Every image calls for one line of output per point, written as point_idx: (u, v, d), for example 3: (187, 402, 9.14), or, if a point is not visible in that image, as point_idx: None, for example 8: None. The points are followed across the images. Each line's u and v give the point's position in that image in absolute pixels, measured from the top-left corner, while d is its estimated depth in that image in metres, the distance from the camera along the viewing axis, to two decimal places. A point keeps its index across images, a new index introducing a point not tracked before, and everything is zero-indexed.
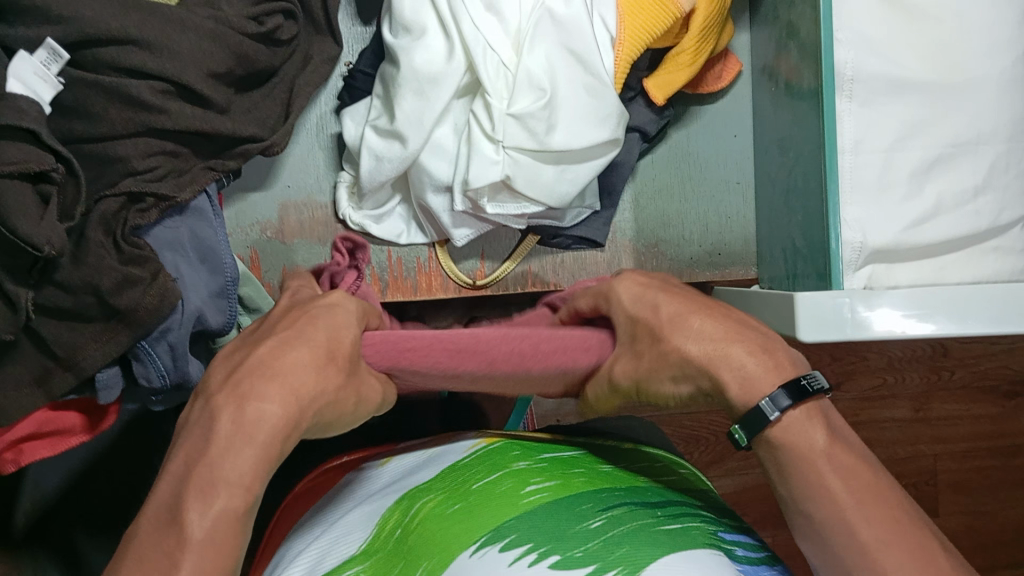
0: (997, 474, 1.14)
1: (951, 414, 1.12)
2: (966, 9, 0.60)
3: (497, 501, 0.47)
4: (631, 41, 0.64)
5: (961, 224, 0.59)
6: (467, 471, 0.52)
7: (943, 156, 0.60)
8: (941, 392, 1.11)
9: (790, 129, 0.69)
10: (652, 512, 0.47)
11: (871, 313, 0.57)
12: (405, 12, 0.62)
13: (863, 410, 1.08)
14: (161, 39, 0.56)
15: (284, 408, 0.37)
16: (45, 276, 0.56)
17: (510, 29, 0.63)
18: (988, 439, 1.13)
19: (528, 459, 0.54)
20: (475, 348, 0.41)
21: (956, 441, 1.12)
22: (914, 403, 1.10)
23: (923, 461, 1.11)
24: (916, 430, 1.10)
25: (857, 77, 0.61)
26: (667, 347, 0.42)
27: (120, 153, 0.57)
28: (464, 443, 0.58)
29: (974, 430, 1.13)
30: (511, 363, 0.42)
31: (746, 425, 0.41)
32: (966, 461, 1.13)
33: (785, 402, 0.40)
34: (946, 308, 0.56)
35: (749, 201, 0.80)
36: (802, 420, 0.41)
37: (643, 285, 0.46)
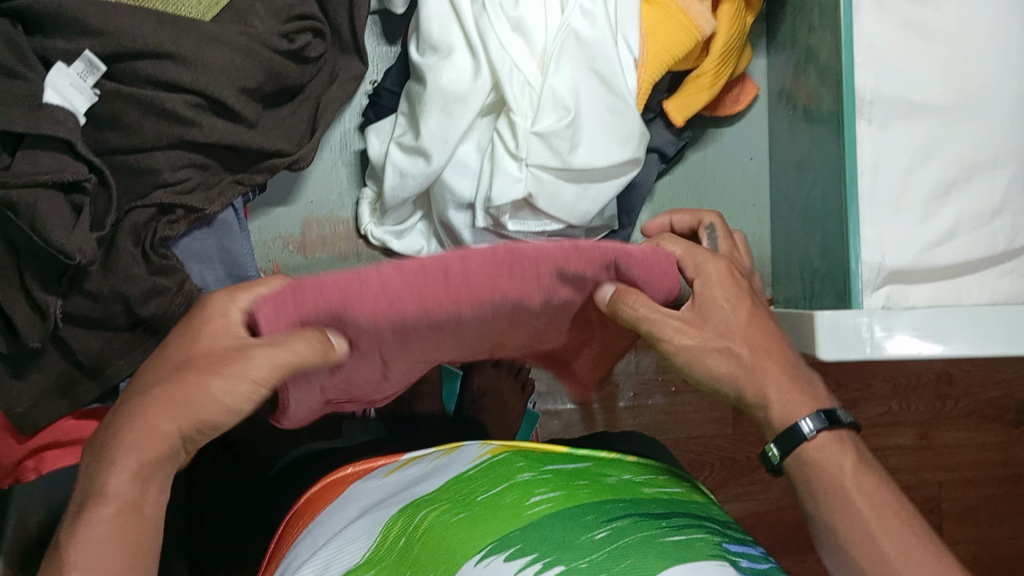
0: (1003, 503, 1.14)
1: (957, 442, 1.12)
2: (984, 37, 0.61)
3: (502, 512, 0.48)
4: (653, 62, 0.65)
5: (976, 247, 0.61)
6: (473, 483, 0.53)
7: (962, 180, 0.61)
8: (946, 419, 1.11)
9: (807, 152, 0.70)
10: (656, 523, 0.47)
11: (887, 336, 0.57)
12: (433, 31, 0.63)
13: (868, 436, 1.09)
14: (194, 53, 0.57)
15: (152, 422, 0.42)
16: (74, 284, 0.56)
17: (536, 50, 0.64)
18: (994, 469, 1.14)
19: (533, 471, 0.54)
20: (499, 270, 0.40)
21: (962, 469, 1.13)
22: (919, 430, 1.10)
23: (928, 489, 1.12)
24: (921, 456, 1.11)
25: (875, 100, 0.62)
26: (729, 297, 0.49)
27: (152, 165, 0.58)
28: (469, 454, 0.58)
29: (980, 458, 1.13)
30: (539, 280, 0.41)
31: (782, 441, 0.50)
32: (971, 490, 1.13)
33: (820, 423, 0.49)
34: (961, 328, 0.57)
35: (765, 222, 0.80)
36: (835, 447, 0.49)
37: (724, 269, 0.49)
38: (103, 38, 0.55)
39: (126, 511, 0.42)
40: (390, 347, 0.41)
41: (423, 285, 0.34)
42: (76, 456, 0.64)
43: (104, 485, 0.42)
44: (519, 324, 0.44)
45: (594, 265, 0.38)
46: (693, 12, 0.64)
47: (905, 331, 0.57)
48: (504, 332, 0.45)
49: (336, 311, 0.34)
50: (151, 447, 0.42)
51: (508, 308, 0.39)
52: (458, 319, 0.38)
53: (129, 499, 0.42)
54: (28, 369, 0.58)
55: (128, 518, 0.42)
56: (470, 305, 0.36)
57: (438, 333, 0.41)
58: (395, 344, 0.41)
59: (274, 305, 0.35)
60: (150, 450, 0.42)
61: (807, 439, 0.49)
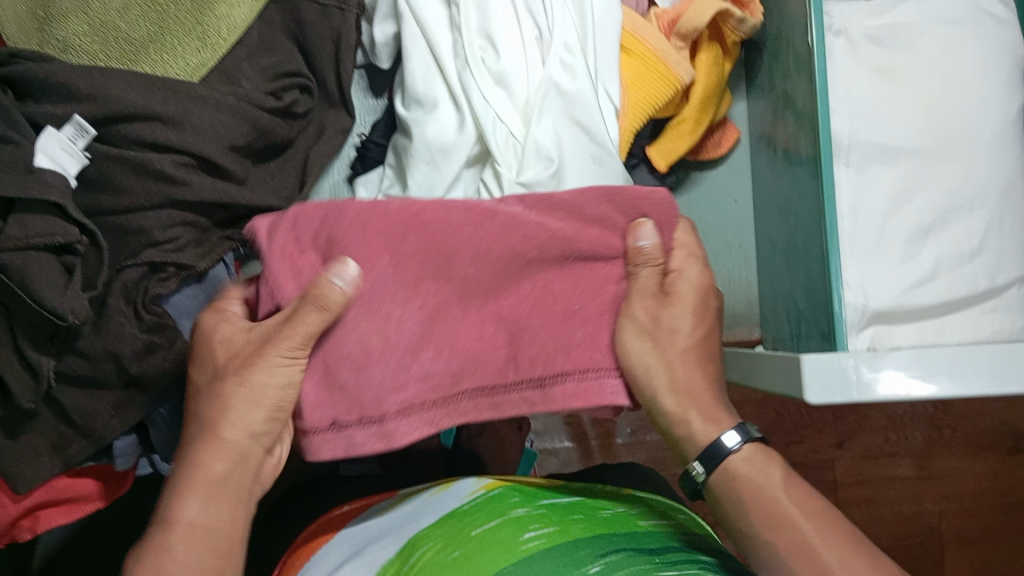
0: (1003, 530, 1.21)
1: (955, 470, 1.20)
2: (956, 83, 0.64)
3: (497, 548, 0.52)
4: (634, 110, 0.66)
5: (959, 286, 0.62)
6: (467, 518, 0.55)
7: (939, 221, 0.62)
8: (943, 448, 1.19)
9: (789, 195, 0.71)
10: (650, 559, 0.51)
11: (876, 374, 0.58)
12: (417, 86, 0.65)
13: (866, 468, 1.17)
14: (182, 113, 0.59)
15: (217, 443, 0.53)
16: (67, 343, 0.57)
17: (518, 102, 0.64)
18: (995, 497, 1.21)
19: (527, 505, 0.56)
20: (523, 247, 0.52)
21: (961, 498, 1.20)
22: (917, 460, 1.18)
23: (928, 518, 1.18)
24: (921, 487, 1.18)
25: (852, 145, 0.64)
26: (690, 290, 0.56)
27: (142, 225, 0.58)
28: (463, 488, 0.59)
29: (979, 486, 1.20)
30: (546, 248, 0.52)
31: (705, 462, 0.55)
32: (974, 518, 1.20)
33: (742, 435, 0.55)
34: (947, 370, 0.57)
35: (751, 263, 0.81)
36: (755, 464, 0.55)
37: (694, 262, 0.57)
38: (91, 102, 0.56)
39: (195, 534, 0.52)
40: (394, 278, 0.51)
41: (409, 202, 0.51)
42: (70, 515, 0.66)
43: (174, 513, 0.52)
44: (536, 274, 0.53)
45: (587, 200, 0.52)
46: (672, 62, 0.65)
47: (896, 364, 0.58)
48: (519, 291, 0.53)
49: (333, 219, 0.50)
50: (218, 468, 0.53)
51: (505, 231, 0.51)
52: (449, 232, 0.51)
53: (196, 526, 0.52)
54: (21, 429, 0.59)
55: (196, 539, 0.52)
56: (456, 215, 0.51)
57: (442, 255, 0.51)
58: (398, 273, 0.51)
59: (273, 230, 0.51)
60: (213, 470, 0.53)
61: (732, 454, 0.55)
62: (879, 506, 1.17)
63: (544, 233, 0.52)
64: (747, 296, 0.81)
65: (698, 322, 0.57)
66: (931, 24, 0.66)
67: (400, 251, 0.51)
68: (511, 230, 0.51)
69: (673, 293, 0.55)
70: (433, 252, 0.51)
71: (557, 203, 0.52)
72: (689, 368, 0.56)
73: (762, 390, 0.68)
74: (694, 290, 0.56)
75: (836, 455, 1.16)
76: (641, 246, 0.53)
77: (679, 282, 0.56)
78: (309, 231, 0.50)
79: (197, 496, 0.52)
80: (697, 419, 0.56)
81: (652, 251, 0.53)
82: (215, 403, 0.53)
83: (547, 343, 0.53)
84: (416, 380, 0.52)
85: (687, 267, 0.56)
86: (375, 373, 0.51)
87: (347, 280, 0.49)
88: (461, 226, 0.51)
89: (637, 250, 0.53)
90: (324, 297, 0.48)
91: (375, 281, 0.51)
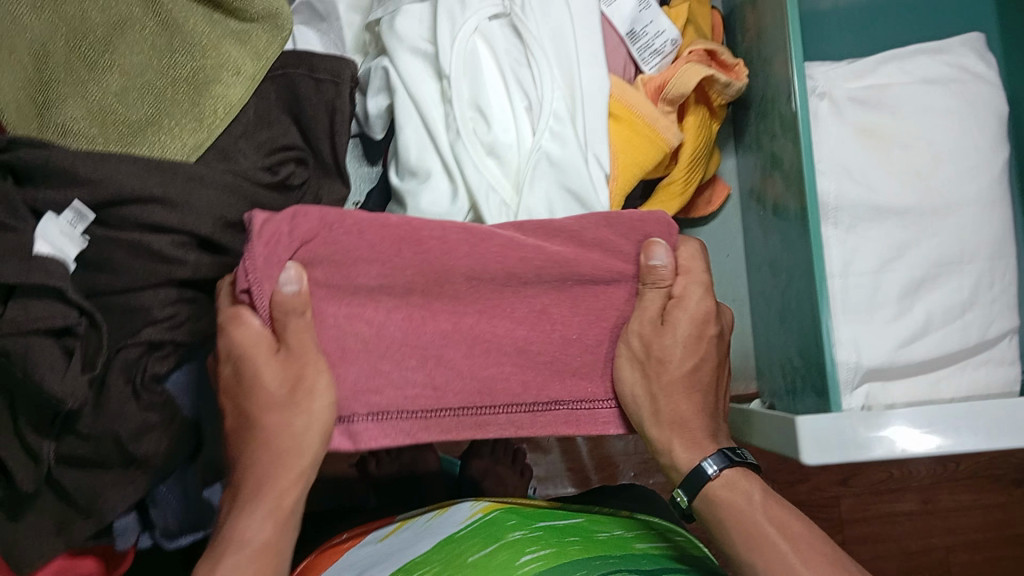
0: (1011, 565, 1.20)
1: (960, 504, 1.19)
2: (939, 141, 0.65)
3: (496, 568, 0.53)
4: (624, 176, 0.68)
5: (949, 340, 0.62)
6: (461, 545, 0.59)
7: (929, 277, 0.63)
8: (948, 482, 1.19)
9: (779, 252, 0.71)
10: None
11: (876, 432, 0.57)
12: (410, 157, 0.65)
13: (872, 504, 1.18)
14: (181, 194, 0.59)
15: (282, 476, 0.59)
16: (67, 426, 0.58)
17: (509, 171, 0.65)
18: (999, 529, 1.20)
19: (524, 530, 0.61)
20: (526, 274, 0.58)
21: (968, 532, 1.19)
22: (922, 495, 1.18)
23: (935, 553, 1.18)
24: (927, 522, 1.18)
25: (840, 206, 0.64)
26: (686, 321, 0.61)
27: (142, 304, 0.59)
28: (461, 514, 0.67)
29: (985, 520, 1.19)
30: (553, 272, 0.58)
31: (687, 484, 0.61)
32: (981, 553, 1.20)
33: (717, 462, 0.61)
34: (954, 427, 0.56)
35: (746, 316, 0.82)
36: (732, 483, 0.61)
37: (694, 282, 0.61)
38: (91, 186, 0.57)
39: (260, 556, 0.58)
40: (379, 283, 0.57)
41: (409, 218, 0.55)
42: None
43: (239, 536, 0.58)
44: (535, 296, 0.59)
45: (590, 226, 0.57)
46: (660, 126, 0.67)
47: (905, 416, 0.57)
48: (518, 312, 0.59)
49: (333, 222, 0.54)
50: (282, 492, 0.59)
51: (504, 252, 0.56)
52: (444, 251, 0.56)
53: (257, 550, 0.58)
54: (26, 506, 0.60)
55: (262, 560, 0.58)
56: (454, 238, 0.55)
57: (434, 270, 0.57)
58: (386, 280, 0.57)
59: (269, 220, 0.53)
60: (284, 498, 0.59)
61: (710, 478, 0.60)
62: (884, 542, 1.18)
63: (546, 258, 0.57)
64: (742, 348, 0.82)
65: (692, 351, 0.62)
66: (911, 86, 0.68)
67: (404, 269, 0.56)
68: (513, 252, 0.56)
69: (670, 320, 0.60)
70: (432, 269, 0.57)
71: (556, 229, 0.57)
72: (673, 397, 0.61)
73: (760, 445, 0.68)
74: (691, 320, 0.61)
75: (840, 492, 1.17)
76: (654, 265, 0.57)
77: (676, 310, 0.60)
78: (306, 227, 0.53)
79: (263, 517, 0.58)
80: (681, 449, 0.62)
81: (663, 273, 0.57)
82: (262, 440, 0.59)
83: (545, 369, 0.61)
84: (393, 385, 0.60)
85: (689, 292, 0.60)
86: (375, 380, 0.60)
87: (297, 281, 0.54)
88: (466, 254, 0.56)
89: (648, 269, 0.57)
90: (285, 303, 0.54)
91: (361, 282, 0.57)
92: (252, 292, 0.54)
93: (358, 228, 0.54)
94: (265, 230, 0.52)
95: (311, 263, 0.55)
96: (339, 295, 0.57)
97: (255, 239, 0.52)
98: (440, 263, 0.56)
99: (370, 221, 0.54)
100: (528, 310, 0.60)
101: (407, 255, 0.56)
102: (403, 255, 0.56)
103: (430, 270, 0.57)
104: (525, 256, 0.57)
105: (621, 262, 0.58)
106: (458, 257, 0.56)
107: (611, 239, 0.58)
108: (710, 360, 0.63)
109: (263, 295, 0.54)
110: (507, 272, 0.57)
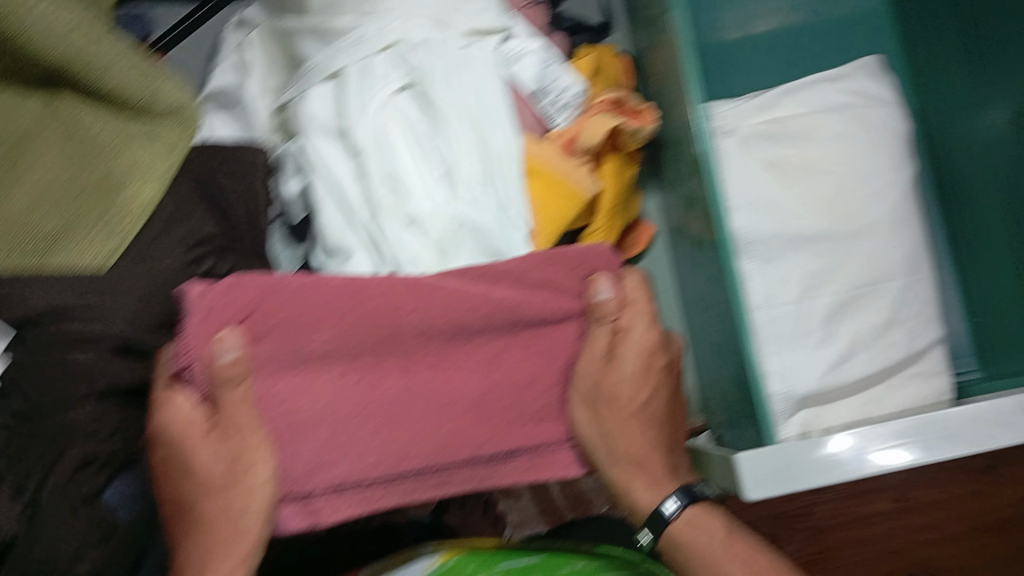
0: (989, 549, 1.22)
1: (934, 498, 1.20)
2: (845, 167, 0.67)
3: None
4: (546, 232, 0.68)
5: (877, 360, 0.65)
6: None
7: (850, 301, 0.65)
8: (919, 478, 1.20)
9: (706, 289, 0.72)
10: None
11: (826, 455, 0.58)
12: (330, 236, 0.64)
13: (848, 509, 1.18)
14: (99, 303, 0.59)
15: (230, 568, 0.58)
16: (8, 548, 0.57)
17: (431, 242, 0.64)
18: (974, 518, 1.22)
19: None
20: (473, 323, 0.58)
21: (945, 524, 1.21)
22: (895, 493, 1.19)
23: (919, 550, 1.20)
24: (904, 520, 1.20)
25: (755, 240, 0.66)
26: (635, 358, 0.62)
27: (70, 421, 0.58)
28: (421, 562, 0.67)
29: (959, 511, 1.21)
30: (503, 315, 0.58)
31: (652, 525, 0.63)
32: (960, 544, 1.22)
33: (681, 503, 0.63)
34: (892, 444, 0.58)
35: (687, 352, 0.82)
36: (695, 523, 0.63)
37: (641, 310, 0.62)
38: (9, 308, 0.57)
39: None
40: (327, 350, 0.55)
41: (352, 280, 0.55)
42: None
43: None
44: (485, 342, 0.59)
45: (531, 268, 0.58)
46: (574, 177, 0.68)
47: (842, 445, 0.58)
48: (472, 361, 0.59)
49: (273, 290, 0.53)
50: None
51: (448, 303, 0.56)
52: (391, 306, 0.55)
53: None
54: None
55: None
56: (401, 289, 0.56)
57: (382, 328, 0.56)
58: (334, 345, 0.55)
59: (206, 291, 0.52)
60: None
61: (672, 520, 0.62)
62: (866, 545, 1.19)
63: (493, 304, 0.57)
64: (692, 380, 0.83)
65: (641, 388, 0.63)
66: (812, 114, 0.69)
67: (353, 332, 0.55)
68: (460, 301, 0.56)
69: (617, 356, 0.61)
70: (382, 327, 0.56)
71: (498, 274, 0.58)
72: (628, 432, 0.62)
73: (708, 481, 0.68)
74: (637, 353, 0.62)
75: (814, 501, 1.17)
76: (599, 300, 0.58)
77: (623, 344, 0.61)
78: (249, 296, 0.53)
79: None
80: (641, 489, 0.63)
81: (608, 307, 0.59)
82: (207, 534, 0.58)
83: (502, 417, 0.59)
84: (350, 457, 0.56)
85: (634, 324, 0.61)
86: (330, 446, 0.56)
87: (237, 349, 0.52)
88: (415, 310, 0.56)
89: (594, 305, 0.59)
90: (221, 373, 0.52)
91: (309, 350, 0.55)
92: (189, 367, 0.54)
93: (301, 293, 0.54)
94: (201, 303, 0.52)
95: (257, 337, 0.54)
96: (285, 367, 0.55)
97: (192, 314, 0.52)
98: (390, 320, 0.56)
99: (314, 286, 0.54)
100: (478, 357, 0.59)
101: (358, 318, 0.55)
102: (352, 314, 0.55)
103: (381, 325, 0.56)
104: (475, 300, 0.57)
105: (567, 300, 0.60)
106: (410, 313, 0.56)
107: (557, 278, 0.59)
108: (655, 400, 0.64)
109: (201, 371, 0.54)
110: (457, 318, 0.57)
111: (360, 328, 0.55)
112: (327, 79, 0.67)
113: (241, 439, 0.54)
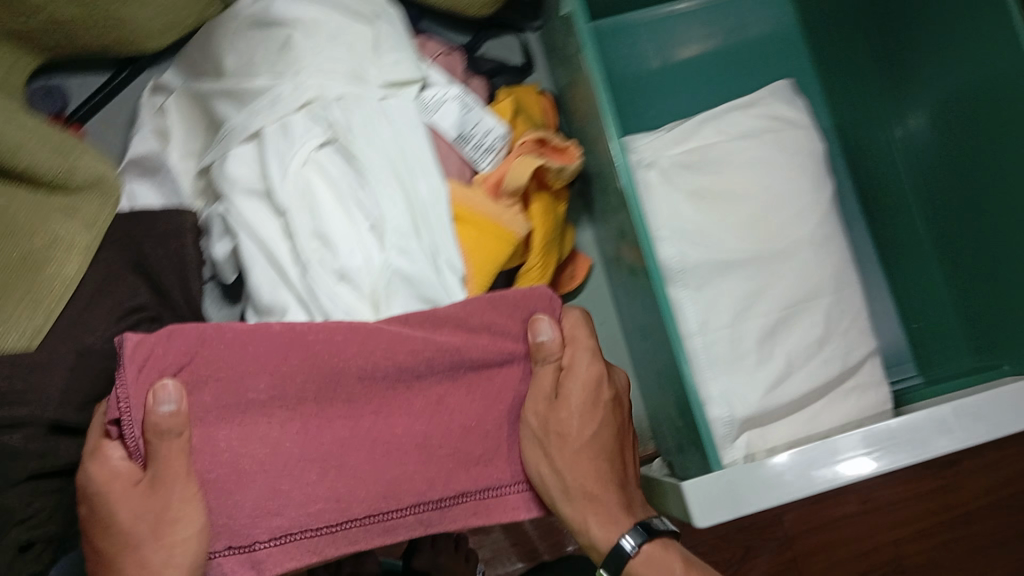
0: (953, 545, 1.19)
1: (895, 497, 1.18)
2: (766, 190, 0.68)
3: None
4: (480, 273, 0.68)
5: (815, 377, 0.65)
6: None
7: (782, 321, 0.66)
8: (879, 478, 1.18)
9: (643, 318, 0.73)
10: None
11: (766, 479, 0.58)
12: (263, 296, 0.63)
13: (813, 515, 1.16)
14: (27, 383, 0.58)
15: None
16: None
17: (365, 294, 0.63)
18: (936, 513, 1.19)
19: None
20: (419, 363, 0.57)
21: (908, 522, 1.18)
22: (857, 496, 1.18)
23: (881, 550, 1.17)
24: (869, 521, 1.18)
25: (685, 268, 0.67)
26: (581, 393, 0.62)
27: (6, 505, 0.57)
28: None
29: (921, 508, 1.19)
30: (446, 357, 0.58)
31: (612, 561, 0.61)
32: (925, 541, 1.18)
33: (638, 538, 0.61)
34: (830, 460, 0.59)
35: (632, 381, 0.83)
36: (655, 556, 0.61)
37: (582, 344, 0.62)
38: None
39: None
40: (270, 396, 0.55)
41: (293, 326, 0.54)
42: None
43: None
44: (429, 388, 0.59)
45: (473, 312, 0.58)
46: (505, 220, 0.68)
47: (782, 463, 0.58)
48: (415, 407, 0.58)
49: (212, 336, 0.53)
50: None
51: (390, 349, 0.56)
52: (333, 352, 0.55)
53: None
54: None
55: None
56: (341, 337, 0.55)
57: (325, 374, 0.55)
58: (277, 391, 0.55)
59: (143, 340, 0.52)
60: None
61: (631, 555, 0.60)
62: (834, 550, 1.16)
63: (435, 347, 0.57)
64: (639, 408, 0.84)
65: (589, 423, 0.62)
66: (731, 141, 0.71)
67: (294, 380, 0.55)
68: (403, 345, 0.56)
69: (563, 393, 0.61)
70: (325, 375, 0.55)
71: (441, 320, 0.57)
72: (580, 468, 0.61)
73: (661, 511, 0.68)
74: (582, 388, 0.62)
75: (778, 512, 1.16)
76: (541, 341, 0.58)
77: (567, 382, 0.61)
78: (186, 344, 0.52)
79: None
80: (596, 526, 0.61)
81: (551, 347, 0.58)
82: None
83: (449, 461, 0.59)
84: (292, 507, 0.55)
85: (576, 360, 0.62)
86: (277, 502, 0.55)
87: (177, 401, 0.52)
88: (357, 353, 0.55)
89: (537, 346, 0.59)
90: (157, 425, 0.51)
91: (251, 396, 0.54)
92: (123, 419, 0.52)
93: (240, 341, 0.53)
94: (138, 351, 0.51)
95: (197, 384, 0.53)
96: (229, 416, 0.54)
97: (128, 363, 0.51)
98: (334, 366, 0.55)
99: (252, 337, 0.54)
100: (422, 403, 0.58)
101: (299, 365, 0.55)
102: (292, 361, 0.54)
103: (323, 368, 0.55)
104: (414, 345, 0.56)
105: (510, 342, 0.59)
106: (352, 358, 0.55)
107: (497, 321, 0.59)
108: (609, 432, 0.64)
109: (134, 424, 0.52)
110: (400, 359, 0.56)
111: (302, 374, 0.55)
112: (247, 139, 0.66)
113: (173, 495, 0.53)
